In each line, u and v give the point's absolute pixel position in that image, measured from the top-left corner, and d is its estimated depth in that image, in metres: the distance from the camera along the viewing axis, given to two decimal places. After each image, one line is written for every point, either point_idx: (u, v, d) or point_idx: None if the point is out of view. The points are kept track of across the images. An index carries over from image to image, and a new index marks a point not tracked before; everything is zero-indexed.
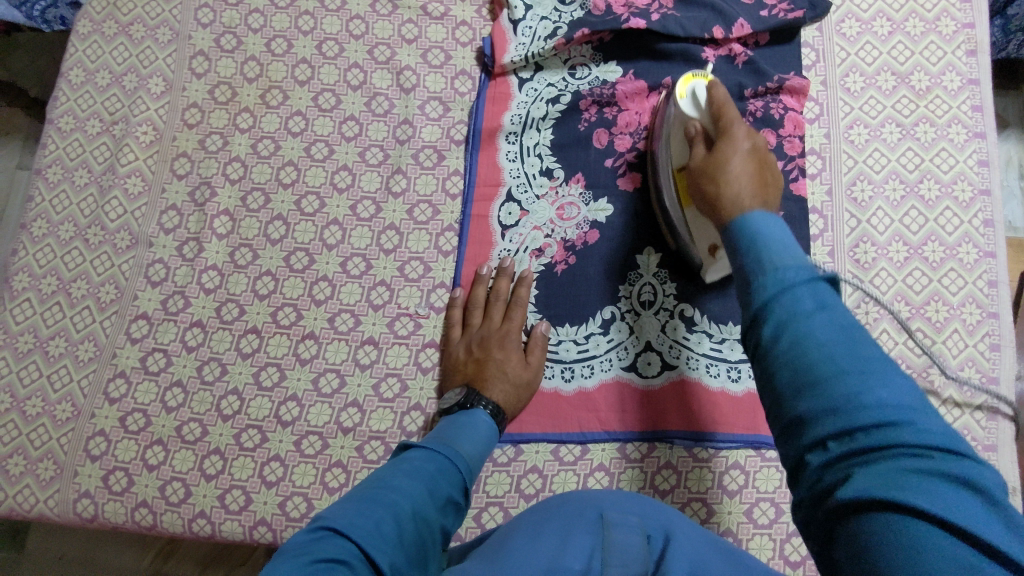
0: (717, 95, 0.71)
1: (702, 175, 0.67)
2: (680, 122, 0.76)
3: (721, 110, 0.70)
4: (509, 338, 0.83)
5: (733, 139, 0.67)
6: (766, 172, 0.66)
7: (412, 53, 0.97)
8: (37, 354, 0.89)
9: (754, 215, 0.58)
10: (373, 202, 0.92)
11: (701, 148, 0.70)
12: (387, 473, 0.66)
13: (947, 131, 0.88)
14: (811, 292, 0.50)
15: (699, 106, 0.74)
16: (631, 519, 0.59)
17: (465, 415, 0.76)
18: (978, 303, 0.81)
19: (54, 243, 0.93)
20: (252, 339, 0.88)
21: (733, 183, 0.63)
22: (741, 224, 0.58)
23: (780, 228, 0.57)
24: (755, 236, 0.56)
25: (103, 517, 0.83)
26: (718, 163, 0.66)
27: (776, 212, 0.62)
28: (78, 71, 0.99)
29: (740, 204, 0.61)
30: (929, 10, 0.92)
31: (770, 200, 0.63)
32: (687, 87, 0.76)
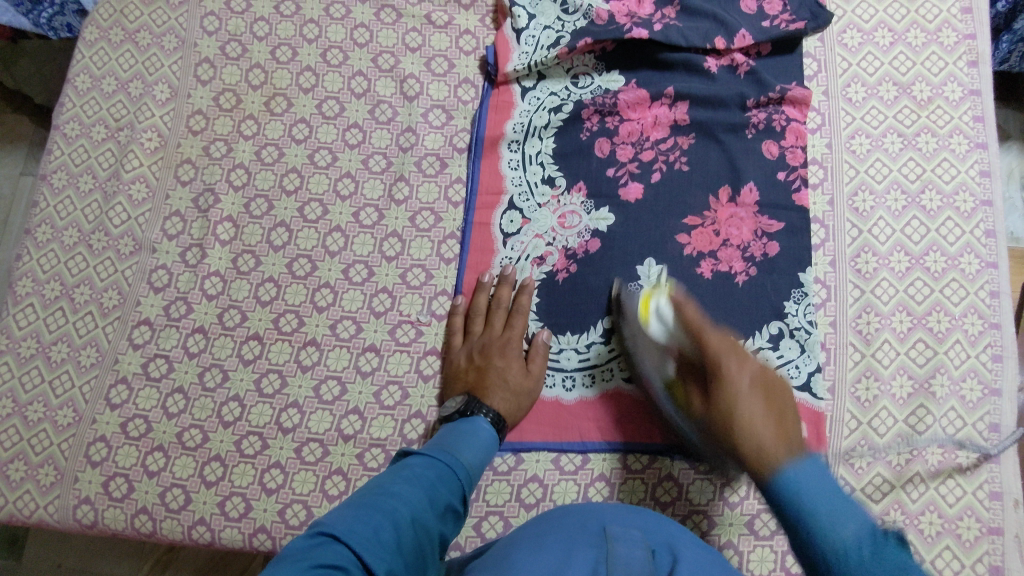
0: (688, 315, 0.75)
1: (716, 428, 0.69)
2: (648, 341, 0.78)
3: (699, 333, 0.73)
4: (510, 346, 0.83)
5: (725, 373, 0.70)
6: (771, 388, 0.70)
7: (415, 62, 0.98)
8: (39, 359, 0.89)
9: (790, 468, 0.64)
10: (375, 209, 0.92)
11: (696, 392, 0.74)
12: (387, 479, 0.65)
13: (948, 141, 0.88)
14: (880, 558, 0.55)
15: (667, 325, 0.77)
16: (634, 533, 0.60)
17: (466, 422, 0.76)
18: (980, 313, 0.81)
19: (58, 249, 0.93)
20: (254, 345, 0.88)
21: (755, 432, 0.67)
22: (783, 484, 0.63)
23: (819, 472, 0.63)
24: (798, 492, 0.62)
25: (103, 524, 0.83)
26: (729, 413, 0.68)
27: (798, 439, 0.66)
28: (84, 78, 1.00)
29: (772, 459, 0.65)
30: (931, 21, 0.92)
31: (789, 435, 0.66)
32: (650, 308, 0.78)
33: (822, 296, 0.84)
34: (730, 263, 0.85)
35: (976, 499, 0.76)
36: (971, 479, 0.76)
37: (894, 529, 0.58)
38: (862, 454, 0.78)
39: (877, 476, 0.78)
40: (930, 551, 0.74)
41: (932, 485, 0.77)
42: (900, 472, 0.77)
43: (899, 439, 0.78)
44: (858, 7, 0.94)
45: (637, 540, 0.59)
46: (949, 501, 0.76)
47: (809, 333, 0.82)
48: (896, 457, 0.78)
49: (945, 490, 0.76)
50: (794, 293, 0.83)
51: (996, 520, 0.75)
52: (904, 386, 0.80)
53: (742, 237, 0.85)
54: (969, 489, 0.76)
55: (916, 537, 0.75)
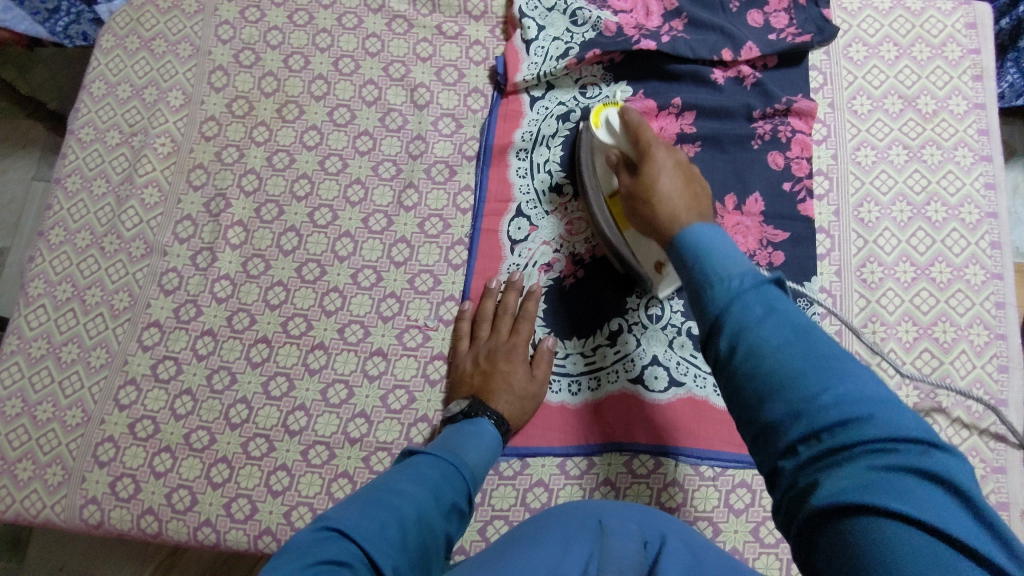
0: (628, 117, 0.75)
1: (639, 203, 0.71)
2: (602, 149, 0.81)
3: (636, 131, 0.74)
4: (516, 351, 0.83)
5: (651, 158, 0.72)
6: (691, 178, 0.73)
7: (426, 71, 0.99)
8: (49, 360, 0.90)
9: (694, 227, 0.62)
10: (385, 215, 0.93)
11: (625, 173, 0.75)
12: (393, 477, 0.65)
13: (953, 154, 0.89)
14: (760, 294, 0.53)
15: (615, 133, 0.78)
16: (629, 527, 0.60)
17: (470, 425, 0.76)
18: (985, 324, 0.82)
19: (71, 251, 0.94)
20: (262, 348, 0.89)
21: (666, 196, 0.69)
22: (683, 236, 0.61)
23: (719, 236, 0.60)
24: (702, 242, 0.59)
25: (109, 524, 0.83)
26: (650, 190, 0.70)
27: (706, 215, 0.68)
28: (100, 84, 1.01)
29: (681, 217, 0.66)
30: (936, 36, 0.94)
31: (699, 203, 0.69)
32: (602, 119, 0.80)
33: (828, 305, 0.84)
34: None
35: None
36: (978, 489, 0.76)
37: (774, 273, 0.55)
38: None
39: None
40: None
41: None
42: None
43: None
44: (864, 22, 0.95)
45: (630, 533, 0.60)
46: None
47: None
48: None
49: None
50: (799, 302, 0.84)
51: None
52: (909, 396, 0.80)
53: (748, 245, 0.86)
54: None
55: None
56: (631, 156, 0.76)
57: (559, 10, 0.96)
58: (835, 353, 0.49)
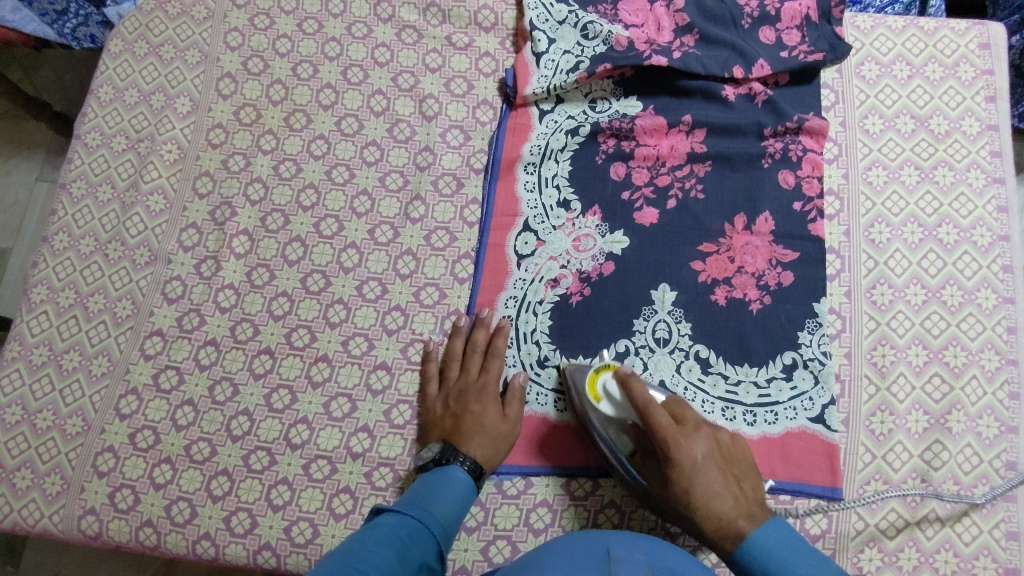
0: (634, 392, 0.70)
1: (683, 512, 0.68)
2: (608, 416, 0.75)
3: (649, 416, 0.68)
4: (486, 390, 0.82)
5: (683, 462, 0.67)
6: (729, 458, 0.70)
7: (435, 82, 0.98)
8: (50, 367, 0.89)
9: (754, 535, 0.65)
10: (391, 227, 0.92)
11: (654, 475, 0.71)
12: (355, 541, 0.62)
13: (965, 175, 0.88)
14: None
15: (617, 403, 0.73)
16: (637, 556, 0.59)
17: (441, 472, 0.74)
18: (996, 349, 0.81)
19: (74, 257, 0.94)
20: (265, 359, 0.88)
21: (711, 503, 0.67)
22: (744, 549, 0.65)
23: (780, 536, 0.65)
24: (767, 558, 0.64)
25: (107, 535, 0.83)
26: (696, 504, 0.67)
27: (758, 507, 0.68)
28: (107, 89, 1.01)
29: (733, 529, 0.66)
30: (949, 55, 0.93)
31: (748, 496, 0.68)
32: (599, 388, 0.75)
33: (837, 327, 0.83)
34: (745, 289, 0.84)
35: (993, 538, 0.74)
36: (988, 517, 0.75)
37: (847, 571, 0.63)
38: (876, 489, 0.77)
39: (892, 511, 0.76)
40: None
41: (948, 523, 0.75)
42: (915, 508, 0.76)
43: (914, 474, 0.77)
44: (876, 40, 0.94)
45: (638, 563, 0.58)
46: (965, 539, 0.75)
47: (823, 363, 0.81)
48: (912, 492, 0.77)
49: (961, 528, 0.75)
50: (808, 323, 0.83)
51: (1013, 560, 0.74)
52: (919, 420, 0.79)
53: (757, 264, 0.85)
54: (985, 528, 0.75)
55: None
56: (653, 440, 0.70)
57: (570, 23, 0.96)
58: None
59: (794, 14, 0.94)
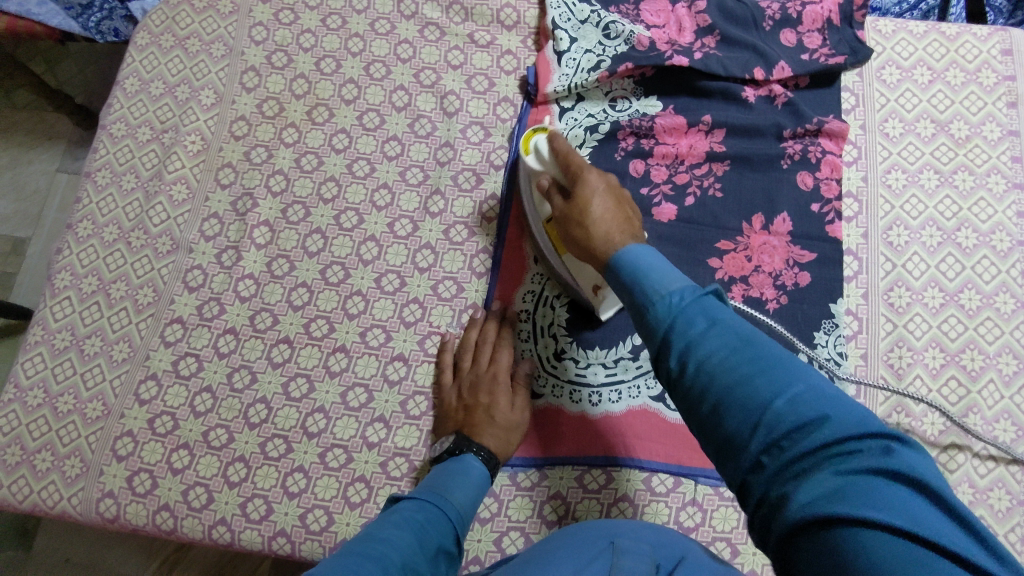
0: (555, 146, 0.77)
1: (572, 224, 0.72)
2: (531, 172, 0.83)
3: (566, 156, 0.76)
4: (498, 381, 0.83)
5: (582, 191, 0.73)
6: (621, 199, 0.74)
7: (456, 79, 0.99)
8: (72, 351, 0.90)
9: (627, 247, 0.63)
10: (411, 221, 0.93)
11: (558, 197, 0.76)
12: (376, 526, 0.65)
13: (985, 180, 0.88)
14: (699, 303, 0.54)
15: (542, 158, 0.80)
16: (642, 547, 0.59)
17: (456, 462, 0.76)
18: (1014, 354, 0.81)
19: (98, 244, 0.95)
20: (283, 349, 0.89)
21: (595, 220, 0.70)
22: (624, 257, 0.61)
23: (650, 254, 0.61)
24: (637, 268, 0.59)
25: (125, 518, 0.84)
26: (582, 214, 0.71)
27: (630, 227, 0.71)
28: (133, 80, 1.02)
29: (610, 240, 0.67)
30: (971, 61, 0.93)
31: (627, 225, 0.71)
32: (531, 146, 0.82)
33: (854, 328, 0.83)
34: (762, 289, 0.85)
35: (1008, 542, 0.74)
36: (1003, 521, 0.75)
37: (712, 285, 0.56)
38: None
39: None
40: None
41: None
42: None
43: None
44: (898, 45, 0.95)
45: (642, 554, 0.58)
46: None
47: (839, 364, 0.81)
48: None
49: None
50: (824, 323, 0.83)
51: None
52: (935, 423, 0.79)
53: (775, 264, 0.86)
54: (1000, 531, 0.75)
55: None
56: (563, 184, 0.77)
57: (592, 23, 0.96)
58: (781, 357, 0.51)
59: (816, 17, 0.94)
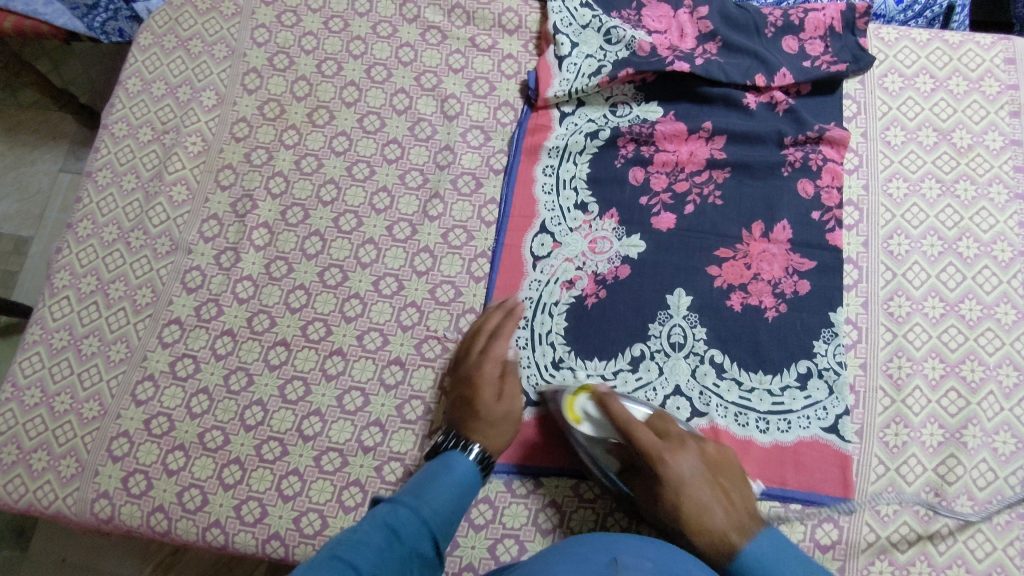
0: (613, 409, 0.74)
1: (678, 542, 0.69)
2: (592, 440, 0.77)
3: (632, 435, 0.71)
4: (484, 370, 0.81)
5: (673, 474, 0.70)
6: (716, 470, 0.72)
7: (457, 83, 0.99)
8: (70, 351, 0.90)
9: (745, 549, 0.65)
10: (409, 224, 0.93)
11: (643, 484, 0.73)
12: (348, 530, 0.63)
13: (987, 190, 0.87)
14: None
15: (598, 421, 0.77)
16: (644, 564, 0.59)
17: (438, 456, 0.74)
18: (1015, 365, 0.80)
19: (97, 244, 0.95)
20: (281, 351, 0.89)
21: (707, 518, 0.67)
22: (744, 567, 0.64)
23: (770, 545, 0.65)
24: (761, 564, 0.64)
25: (119, 519, 0.83)
26: (696, 526, 0.67)
27: (749, 517, 0.68)
28: (136, 81, 1.03)
29: (727, 543, 0.66)
30: (974, 69, 0.93)
31: (735, 506, 0.69)
32: (578, 412, 0.78)
33: (853, 337, 0.83)
34: (760, 297, 0.84)
35: (1007, 556, 0.74)
36: (1002, 534, 0.74)
37: None
38: (888, 501, 0.77)
39: (904, 525, 0.76)
40: None
41: (961, 538, 0.75)
42: (928, 523, 0.75)
43: (927, 488, 0.77)
44: (900, 53, 0.94)
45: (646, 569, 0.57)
46: (977, 556, 0.74)
47: (838, 373, 0.81)
48: (924, 507, 0.76)
49: (974, 544, 0.74)
50: (823, 332, 0.82)
51: None
52: (934, 434, 0.79)
53: (774, 272, 0.85)
54: (999, 545, 0.74)
55: None
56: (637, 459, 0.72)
57: (594, 28, 0.96)
58: None
59: (817, 24, 0.94)
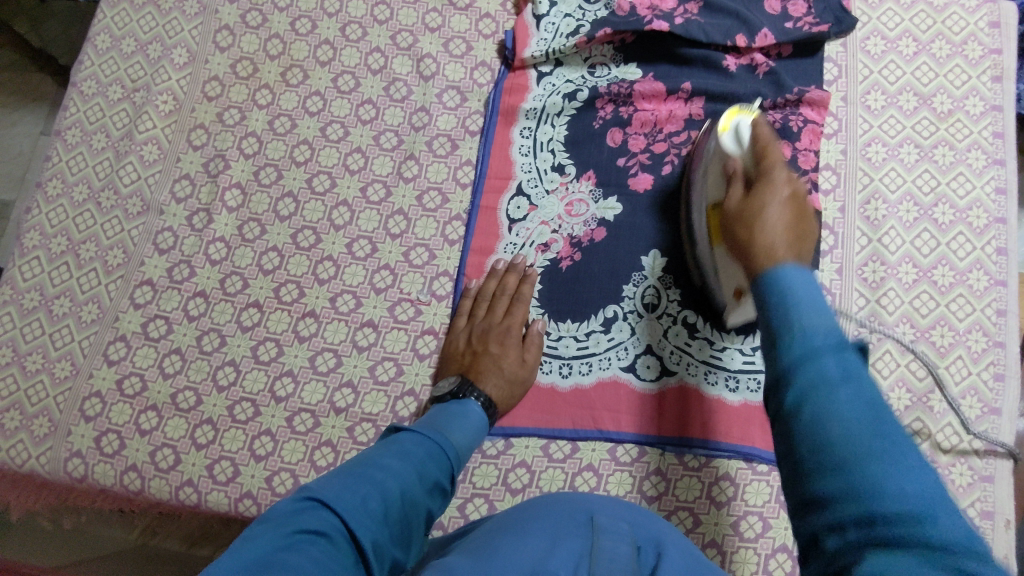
0: (763, 134, 0.66)
1: (736, 223, 0.61)
2: (722, 154, 0.72)
3: (768, 149, 0.64)
4: (509, 334, 0.83)
5: (776, 175, 0.62)
6: (803, 218, 0.60)
7: (434, 42, 0.97)
8: (41, 311, 0.90)
9: (787, 267, 0.52)
10: (383, 185, 0.92)
11: (740, 187, 0.64)
12: (376, 453, 0.66)
13: (965, 155, 0.87)
14: (839, 353, 0.45)
15: (741, 141, 0.69)
16: (622, 527, 0.60)
17: (457, 405, 0.76)
18: (985, 331, 0.80)
19: (67, 204, 0.94)
20: (253, 313, 0.88)
21: (771, 235, 0.56)
22: (774, 278, 0.51)
23: (813, 288, 0.50)
24: (792, 285, 0.50)
25: (92, 478, 0.84)
26: (755, 211, 0.60)
27: (808, 229, 0.60)
28: (105, 37, 1.00)
29: (776, 254, 0.54)
30: (957, 33, 0.91)
31: (801, 245, 0.57)
32: (730, 124, 0.71)
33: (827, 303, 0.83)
34: None
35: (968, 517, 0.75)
36: (964, 496, 0.75)
37: (862, 339, 0.46)
38: None
39: None
40: None
41: None
42: None
43: None
44: (884, 15, 0.93)
45: (623, 534, 0.59)
46: None
47: None
48: None
49: None
50: None
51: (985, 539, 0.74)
52: (902, 398, 0.79)
53: None
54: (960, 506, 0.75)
55: None
56: (756, 170, 0.65)
57: None
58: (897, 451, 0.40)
59: None
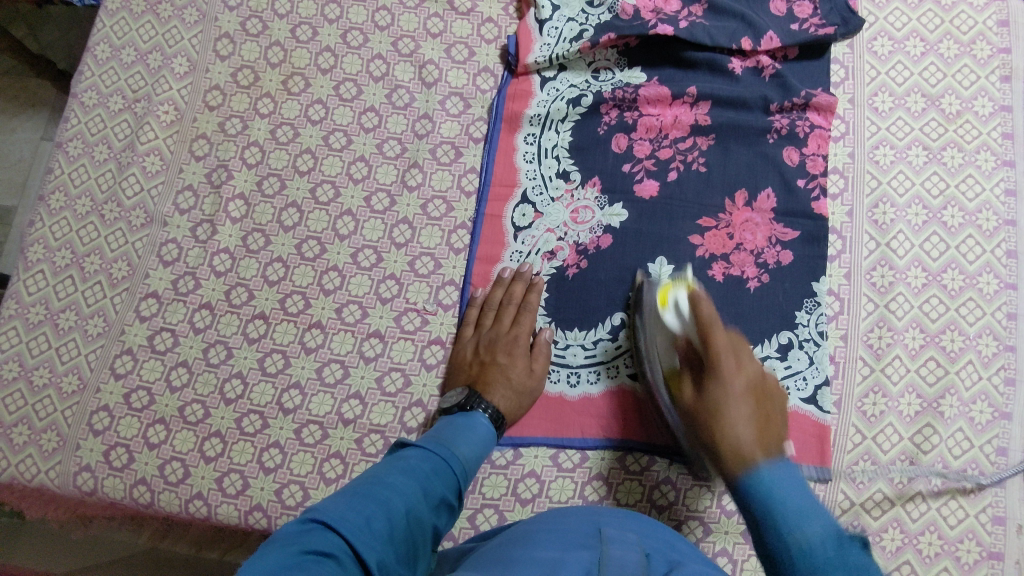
0: (703, 310, 0.71)
1: (704, 422, 0.71)
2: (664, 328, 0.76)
3: (709, 332, 0.71)
4: (517, 344, 0.82)
5: (726, 375, 0.71)
6: (764, 394, 0.72)
7: (436, 48, 0.97)
8: (47, 325, 0.89)
9: (765, 470, 0.66)
10: (387, 194, 0.91)
11: (691, 388, 0.73)
12: (382, 470, 0.66)
13: (974, 157, 0.86)
14: (837, 550, 0.60)
15: (684, 318, 0.74)
16: (629, 537, 0.60)
17: (464, 417, 0.76)
18: (995, 335, 0.80)
19: (71, 217, 0.93)
20: (259, 324, 0.88)
21: (736, 431, 0.69)
22: (754, 485, 0.66)
23: (790, 480, 0.66)
24: (774, 498, 0.64)
25: (102, 492, 0.84)
26: (720, 414, 0.70)
27: (775, 443, 0.69)
28: (104, 47, 0.99)
29: (748, 458, 0.68)
30: (965, 32, 0.90)
31: (768, 432, 0.69)
32: (669, 299, 0.75)
33: (835, 309, 0.82)
34: (742, 267, 0.83)
35: (978, 523, 0.75)
36: (975, 501, 0.75)
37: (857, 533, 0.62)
38: (864, 469, 0.77)
39: (878, 492, 0.76)
40: (928, 572, 0.73)
41: (933, 506, 0.75)
42: (901, 490, 0.76)
43: (903, 457, 0.77)
44: (891, 15, 0.92)
45: (630, 544, 0.58)
46: (950, 523, 0.75)
47: (818, 344, 0.80)
48: (899, 474, 0.77)
49: (947, 512, 0.75)
50: (806, 302, 0.82)
51: (996, 545, 0.74)
52: (912, 404, 0.79)
53: (757, 242, 0.84)
54: (971, 512, 0.75)
55: (914, 557, 0.74)
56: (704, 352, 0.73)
57: None
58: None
59: None
